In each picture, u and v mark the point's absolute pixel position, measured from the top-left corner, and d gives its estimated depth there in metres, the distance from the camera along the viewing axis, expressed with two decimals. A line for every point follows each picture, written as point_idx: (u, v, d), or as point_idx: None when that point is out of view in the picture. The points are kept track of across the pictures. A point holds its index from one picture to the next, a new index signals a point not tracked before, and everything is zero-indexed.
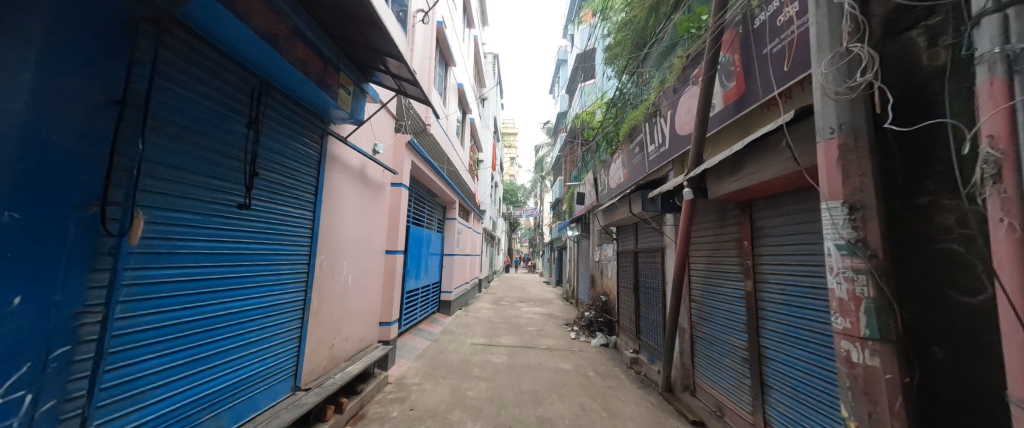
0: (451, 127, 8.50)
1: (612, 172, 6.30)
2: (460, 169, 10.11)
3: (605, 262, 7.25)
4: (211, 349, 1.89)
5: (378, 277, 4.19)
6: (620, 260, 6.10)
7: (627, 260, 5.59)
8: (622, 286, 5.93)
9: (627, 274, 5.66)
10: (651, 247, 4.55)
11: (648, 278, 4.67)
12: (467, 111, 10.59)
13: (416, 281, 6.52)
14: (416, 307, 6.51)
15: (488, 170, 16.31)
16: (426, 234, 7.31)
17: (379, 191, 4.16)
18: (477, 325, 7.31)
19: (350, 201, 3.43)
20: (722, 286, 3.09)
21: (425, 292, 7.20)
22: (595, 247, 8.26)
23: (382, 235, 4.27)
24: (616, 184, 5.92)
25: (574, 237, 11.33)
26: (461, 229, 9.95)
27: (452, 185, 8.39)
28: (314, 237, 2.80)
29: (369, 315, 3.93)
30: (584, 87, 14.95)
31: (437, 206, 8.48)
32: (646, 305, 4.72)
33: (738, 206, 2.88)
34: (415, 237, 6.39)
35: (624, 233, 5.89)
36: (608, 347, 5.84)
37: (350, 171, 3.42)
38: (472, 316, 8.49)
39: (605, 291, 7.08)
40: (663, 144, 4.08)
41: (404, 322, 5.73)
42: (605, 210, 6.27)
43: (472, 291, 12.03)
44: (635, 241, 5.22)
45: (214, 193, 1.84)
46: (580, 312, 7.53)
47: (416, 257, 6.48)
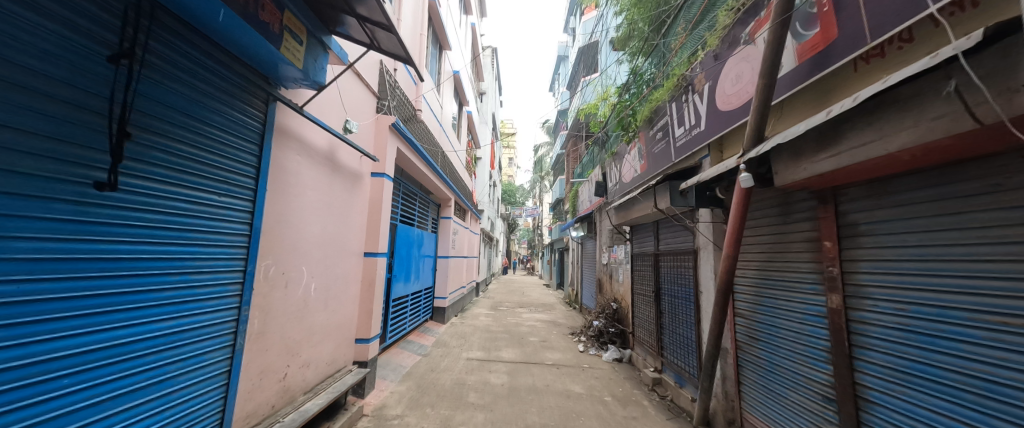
0: (446, 118, 7.81)
1: (626, 165, 5.63)
2: (456, 165, 9.39)
3: (616, 267, 6.56)
4: (39, 414, 1.20)
5: (354, 286, 3.49)
6: (636, 265, 5.41)
7: (645, 264, 4.90)
8: (638, 294, 5.23)
9: (645, 280, 4.98)
10: (678, 250, 3.87)
11: (674, 286, 3.98)
12: (463, 103, 9.88)
13: (405, 287, 5.80)
14: (405, 317, 5.78)
15: (486, 169, 15.60)
16: (418, 235, 6.60)
17: (355, 181, 3.46)
18: (473, 336, 6.59)
19: (315, 192, 2.74)
20: (787, 299, 2.41)
21: (415, 299, 6.46)
22: (603, 249, 7.57)
23: (359, 235, 3.57)
24: (632, 177, 5.24)
25: (578, 238, 10.63)
26: (457, 229, 9.23)
27: (446, 182, 7.67)
28: (255, 235, 2.11)
29: (341, 332, 3.22)
30: (586, 81, 14.32)
31: (430, 204, 7.79)
32: (672, 318, 4.02)
33: (812, 196, 2.22)
34: (404, 238, 5.68)
35: (640, 235, 5.20)
36: (622, 362, 5.14)
37: (316, 154, 2.73)
38: (469, 324, 7.77)
39: (616, 299, 6.37)
40: (696, 125, 3.41)
41: (389, 335, 5.02)
42: (618, 208, 5.58)
43: (469, 296, 11.30)
44: (656, 243, 4.54)
45: (35, 161, 1.15)
46: (588, 320, 6.83)
47: (405, 261, 5.77)
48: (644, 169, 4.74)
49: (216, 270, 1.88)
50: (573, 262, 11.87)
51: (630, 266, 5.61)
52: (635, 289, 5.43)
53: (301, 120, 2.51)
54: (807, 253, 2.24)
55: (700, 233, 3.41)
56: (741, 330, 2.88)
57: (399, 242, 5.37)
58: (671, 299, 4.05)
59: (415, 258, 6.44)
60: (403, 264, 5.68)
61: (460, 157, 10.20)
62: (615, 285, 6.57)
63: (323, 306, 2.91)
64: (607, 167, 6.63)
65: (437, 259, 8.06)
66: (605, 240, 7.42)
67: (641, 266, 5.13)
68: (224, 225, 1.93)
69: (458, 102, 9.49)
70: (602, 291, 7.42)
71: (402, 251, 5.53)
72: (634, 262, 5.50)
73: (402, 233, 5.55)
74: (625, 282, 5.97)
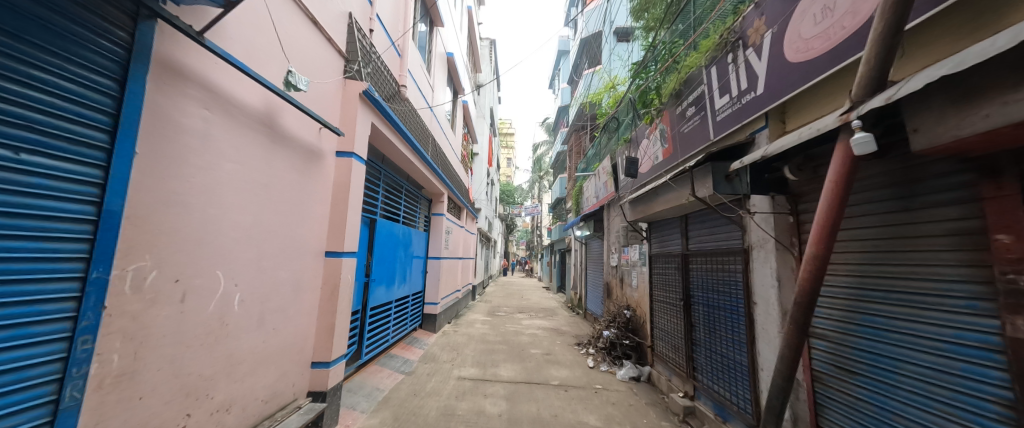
0: (439, 104, 7.05)
1: (642, 151, 4.90)
2: (451, 159, 8.64)
3: (630, 270, 5.80)
4: None
5: (311, 295, 2.72)
6: (656, 268, 4.65)
7: (670, 267, 4.16)
8: (660, 302, 4.47)
9: (668, 286, 4.22)
10: (718, 250, 3.13)
11: (712, 294, 3.23)
12: (458, 91, 9.13)
13: (389, 293, 5.02)
14: (388, 328, 5.00)
15: (483, 166, 14.83)
16: (405, 233, 5.82)
17: (311, 161, 2.69)
18: (467, 348, 5.81)
19: (241, 167, 1.97)
20: (915, 321, 1.67)
21: (402, 306, 5.68)
22: (612, 250, 6.83)
23: (318, 232, 2.80)
24: (652, 165, 4.48)
25: (582, 239, 9.88)
26: (451, 228, 8.47)
27: (439, 175, 6.90)
28: (109, 222, 1.33)
29: (287, 356, 2.45)
30: (590, 73, 13.59)
31: (420, 199, 7.01)
32: (709, 333, 3.27)
33: (967, 167, 1.48)
34: (387, 235, 4.91)
35: (662, 234, 4.45)
36: (640, 382, 4.38)
37: (242, 116, 1.97)
38: (463, 332, 7.00)
39: (630, 307, 5.62)
40: (749, 90, 2.66)
41: (365, 350, 4.24)
42: (635, 202, 4.84)
43: (464, 300, 10.50)
44: (685, 242, 3.79)
45: None
46: (596, 329, 6.07)
47: (388, 263, 5.00)
48: (669, 154, 3.99)
49: (10, 278, 1.11)
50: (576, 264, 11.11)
51: (648, 270, 4.85)
52: (655, 295, 4.67)
53: (213, 62, 1.75)
54: (958, 255, 1.51)
55: (754, 228, 2.67)
56: (824, 356, 2.15)
57: (380, 241, 4.59)
58: (707, 310, 3.31)
59: (401, 259, 5.67)
60: (386, 266, 4.91)
61: (455, 151, 9.44)
62: (628, 291, 5.82)
63: (257, 326, 2.14)
64: (620, 158, 5.90)
65: (428, 260, 7.28)
66: (615, 240, 6.70)
67: (663, 268, 4.38)
68: (30, 201, 1.16)
69: (453, 89, 8.73)
70: (611, 297, 6.68)
71: (383, 252, 4.75)
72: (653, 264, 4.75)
73: (385, 229, 4.77)
74: (642, 288, 5.22)
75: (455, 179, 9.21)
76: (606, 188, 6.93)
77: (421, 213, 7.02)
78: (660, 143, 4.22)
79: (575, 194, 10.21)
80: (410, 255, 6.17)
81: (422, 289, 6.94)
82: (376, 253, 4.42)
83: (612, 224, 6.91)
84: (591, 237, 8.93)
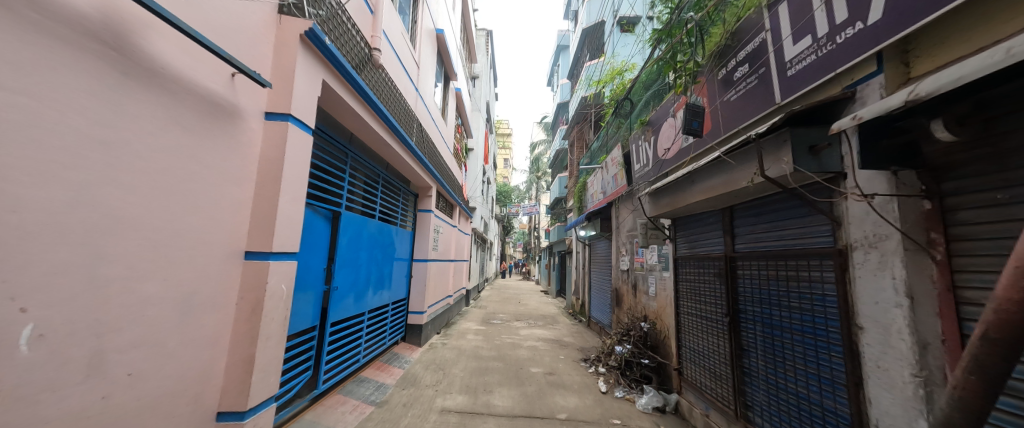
0: (427, 86, 6.21)
1: (665, 133, 4.11)
2: (441, 151, 7.79)
3: (647, 276, 4.99)
4: None
5: (218, 316, 1.87)
6: (684, 274, 3.84)
7: (706, 274, 3.35)
8: (689, 316, 3.66)
9: (701, 297, 3.42)
10: (789, 252, 2.31)
11: (776, 310, 2.42)
12: (450, 77, 8.27)
13: (360, 303, 4.17)
14: (359, 346, 4.14)
15: (478, 163, 13.96)
16: (383, 232, 4.98)
17: (221, 121, 1.86)
18: (456, 367, 4.95)
19: (37, 103, 1.13)
20: None
21: (379, 318, 4.83)
22: (624, 253, 6.01)
23: (233, 224, 1.96)
24: (680, 148, 3.68)
25: (586, 240, 9.04)
26: (440, 227, 7.61)
27: (426, 166, 6.06)
28: None
29: (165, 413, 1.61)
30: (591, 65, 12.84)
31: (405, 193, 6.18)
32: (769, 363, 2.46)
33: None
34: (357, 233, 4.06)
35: (694, 234, 3.64)
36: (665, 415, 3.56)
37: (43, 15, 1.14)
38: (452, 346, 6.12)
39: (646, 319, 4.79)
40: (847, 23, 1.87)
41: (323, 377, 3.38)
42: (658, 195, 4.05)
43: (456, 306, 9.60)
44: (729, 242, 2.98)
45: None
46: (606, 344, 5.25)
47: (359, 267, 4.14)
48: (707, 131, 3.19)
49: None
50: (578, 267, 10.28)
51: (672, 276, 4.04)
52: (682, 307, 3.86)
53: None
54: None
55: (857, 220, 1.86)
56: (1005, 423, 1.36)
57: (346, 240, 3.74)
58: (767, 332, 2.50)
59: (378, 262, 4.82)
60: (356, 271, 4.05)
61: (446, 143, 8.58)
62: (645, 300, 5.00)
63: (90, 374, 1.31)
64: (635, 145, 5.09)
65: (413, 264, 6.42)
66: (627, 242, 5.93)
67: (694, 275, 3.57)
68: None
69: (443, 74, 7.87)
70: (622, 307, 5.89)
71: (352, 254, 3.90)
72: (678, 270, 3.95)
73: (353, 226, 3.92)
74: (664, 298, 4.40)
75: (446, 173, 8.35)
76: (616, 181, 6.12)
77: (406, 209, 6.18)
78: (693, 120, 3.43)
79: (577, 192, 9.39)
80: (390, 257, 5.32)
81: (406, 295, 6.09)
82: (340, 255, 3.57)
83: (625, 223, 6.10)
84: (596, 237, 8.11)
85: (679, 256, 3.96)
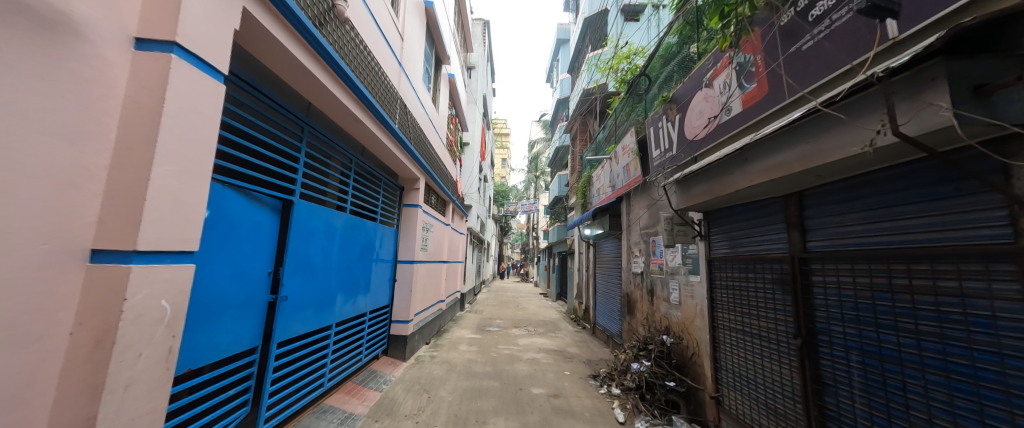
0: (413, 64, 5.46)
1: (695, 108, 3.41)
2: (432, 142, 7.04)
3: (668, 280, 4.29)
4: None
5: (26, 358, 1.13)
6: (721, 279, 3.11)
7: (759, 281, 2.62)
8: (731, 333, 2.93)
9: (750, 309, 2.69)
10: (915, 251, 1.58)
11: (889, 335, 1.69)
12: (441, 61, 7.53)
13: (325, 315, 3.42)
14: (323, 366, 3.39)
15: (475, 158, 13.17)
16: (357, 229, 4.22)
17: (31, 30, 1.12)
18: (444, 388, 4.18)
19: None
20: None
21: (353, 330, 4.06)
22: (638, 254, 5.32)
23: (65, 207, 1.22)
24: (719, 124, 2.97)
25: (590, 240, 8.29)
26: (431, 226, 6.84)
27: (414, 155, 5.31)
28: None
29: None
30: (594, 55, 12.18)
31: (391, 185, 5.46)
32: (877, 411, 1.73)
33: None
34: (319, 230, 3.31)
35: (739, 229, 2.91)
36: None
37: None
38: (442, 360, 5.37)
39: (669, 332, 4.08)
40: None
41: (265, 414, 2.62)
42: (690, 183, 3.32)
43: (449, 312, 8.85)
44: (797, 238, 2.25)
45: None
46: (619, 359, 4.54)
47: (323, 271, 3.40)
48: (763, 97, 2.46)
49: None
50: (582, 269, 9.51)
51: (706, 283, 3.31)
52: (719, 322, 3.12)
53: None
54: None
55: None
56: None
57: (302, 237, 2.99)
58: (869, 365, 1.78)
59: (351, 264, 4.06)
60: (319, 276, 3.31)
61: (438, 133, 7.82)
62: (667, 309, 4.28)
63: None
64: (655, 128, 4.36)
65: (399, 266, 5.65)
66: (641, 243, 5.24)
67: (739, 282, 2.84)
68: None
69: (434, 56, 7.10)
70: (637, 317, 5.18)
71: (311, 255, 3.15)
72: (715, 275, 3.22)
73: (312, 220, 3.17)
74: (693, 308, 3.67)
75: (438, 167, 7.59)
76: (629, 172, 5.41)
77: (390, 204, 5.41)
78: (741, 85, 2.71)
79: (581, 188, 8.64)
80: (368, 259, 4.57)
81: (389, 302, 5.32)
82: (291, 256, 2.82)
83: (640, 220, 5.37)
84: (603, 237, 7.37)
85: (715, 258, 3.23)
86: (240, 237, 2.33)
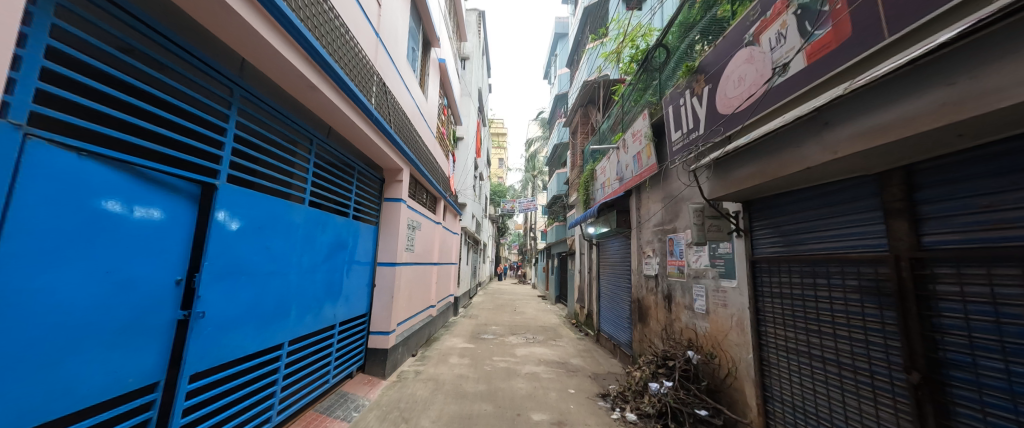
0: (395, 40, 4.79)
1: (732, 73, 2.78)
2: (419, 132, 6.36)
3: (693, 285, 3.67)
4: None
5: None
6: (770, 287, 2.52)
7: (830, 288, 2.05)
8: (785, 355, 2.34)
9: (820, 327, 2.11)
10: None
11: None
12: (431, 44, 6.89)
13: (278, 333, 2.77)
14: (272, 397, 2.72)
15: (469, 154, 12.47)
16: (324, 225, 3.57)
17: None
18: (426, 416, 3.48)
19: None
20: None
21: (318, 348, 3.41)
22: (652, 255, 4.70)
23: None
24: (766, 89, 2.34)
25: (594, 239, 7.63)
26: (419, 224, 6.16)
27: (397, 142, 4.62)
28: None
29: None
30: (595, 45, 11.57)
31: (371, 176, 4.80)
32: None
33: None
34: (268, 225, 2.67)
35: (797, 222, 2.31)
36: None
37: None
38: (427, 377, 4.68)
39: (693, 347, 3.45)
40: None
41: None
42: (728, 166, 2.70)
43: (441, 318, 8.17)
44: (904, 231, 1.67)
45: None
46: (634, 377, 3.88)
47: (275, 277, 2.75)
48: (844, 42, 1.83)
49: None
50: (584, 271, 8.84)
51: (747, 290, 2.71)
52: (768, 339, 2.54)
53: None
54: None
55: None
56: None
57: (237, 234, 2.34)
58: None
59: (315, 268, 3.41)
60: (269, 282, 2.67)
61: (427, 124, 7.14)
62: (690, 318, 3.65)
63: None
64: (675, 106, 3.72)
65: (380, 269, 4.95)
66: (657, 242, 4.62)
67: (797, 290, 2.27)
68: None
69: (422, 37, 6.42)
70: (653, 327, 4.55)
71: (254, 256, 2.50)
72: (761, 281, 2.61)
73: (255, 212, 2.52)
74: (728, 320, 3.05)
75: (427, 160, 6.91)
76: (641, 161, 4.78)
77: (370, 198, 4.75)
78: (805, 34, 2.07)
79: (583, 183, 7.98)
80: (340, 261, 3.93)
81: (368, 311, 4.66)
82: (216, 260, 2.15)
83: (654, 216, 4.74)
84: (608, 236, 6.73)
85: (760, 259, 2.61)
86: (116, 233, 1.65)
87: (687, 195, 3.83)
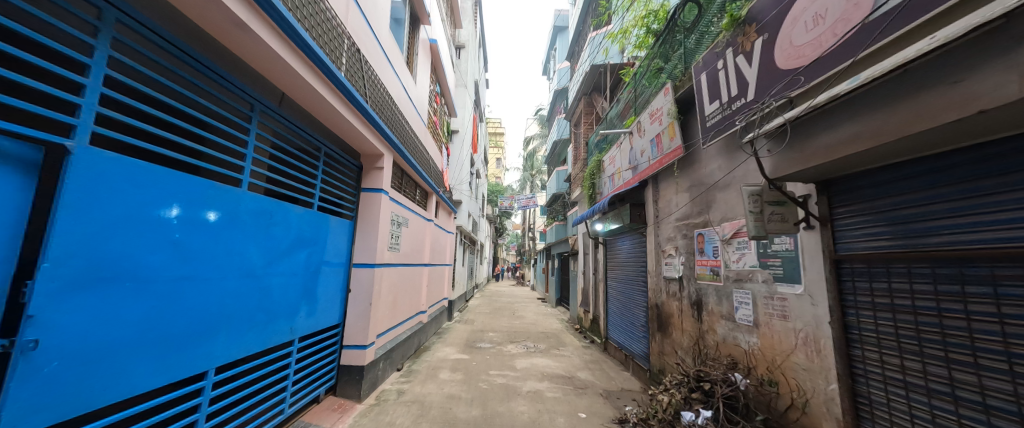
0: (374, 3, 4.12)
1: (801, 14, 2.13)
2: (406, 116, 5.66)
3: (734, 290, 3.00)
4: None
5: None
6: (868, 296, 1.86)
7: (998, 302, 1.39)
8: (911, 397, 1.68)
9: (972, 358, 1.47)
10: None
11: None
12: (420, 21, 6.22)
13: (193, 360, 2.05)
14: None
15: (464, 149, 11.77)
16: (277, 217, 2.87)
17: None
18: None
19: None
20: None
21: (264, 374, 2.70)
22: (675, 254, 4.05)
23: None
24: (867, 20, 1.68)
25: (601, 237, 6.95)
26: (406, 220, 5.46)
27: (375, 120, 3.90)
28: None
29: None
30: (598, 32, 10.92)
31: (346, 162, 4.12)
32: None
33: None
34: (183, 213, 1.96)
35: (924, 210, 1.64)
36: None
37: None
38: (411, 398, 3.98)
39: (739, 368, 2.79)
40: None
41: None
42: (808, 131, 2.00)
43: (433, 324, 7.46)
44: None
45: None
46: (659, 400, 3.21)
47: (195, 284, 2.04)
48: None
49: None
50: (589, 272, 8.13)
51: (830, 301, 2.03)
52: (864, 369, 1.87)
53: None
54: None
55: None
56: None
57: (115, 222, 1.62)
58: None
59: (264, 271, 2.70)
60: (180, 292, 1.95)
61: (416, 109, 6.43)
62: (733, 332, 2.97)
63: None
64: (713, 71, 3.03)
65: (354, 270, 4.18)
66: (682, 239, 3.94)
67: (925, 302, 1.62)
68: None
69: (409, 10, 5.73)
70: (679, 339, 3.88)
71: (152, 256, 1.79)
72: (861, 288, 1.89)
73: (159, 195, 1.81)
74: (790, 337, 2.36)
75: (416, 150, 6.22)
76: (661, 143, 4.12)
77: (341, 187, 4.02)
78: None
79: (588, 176, 7.30)
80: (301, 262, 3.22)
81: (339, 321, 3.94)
82: (67, 260, 1.44)
83: (678, 210, 4.07)
84: (618, 233, 6.05)
85: (860, 260, 1.90)
86: None
87: (725, 181, 3.16)
